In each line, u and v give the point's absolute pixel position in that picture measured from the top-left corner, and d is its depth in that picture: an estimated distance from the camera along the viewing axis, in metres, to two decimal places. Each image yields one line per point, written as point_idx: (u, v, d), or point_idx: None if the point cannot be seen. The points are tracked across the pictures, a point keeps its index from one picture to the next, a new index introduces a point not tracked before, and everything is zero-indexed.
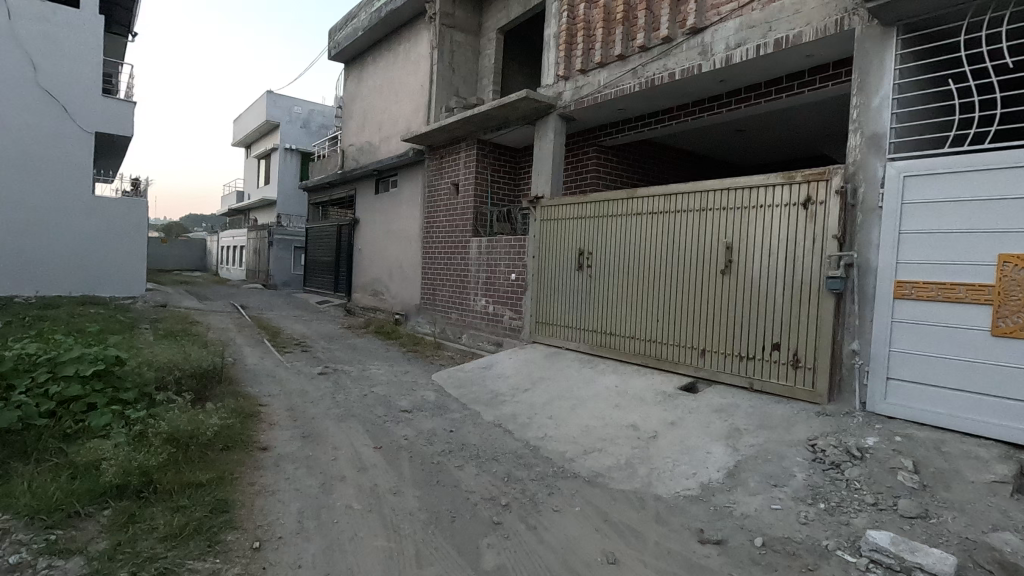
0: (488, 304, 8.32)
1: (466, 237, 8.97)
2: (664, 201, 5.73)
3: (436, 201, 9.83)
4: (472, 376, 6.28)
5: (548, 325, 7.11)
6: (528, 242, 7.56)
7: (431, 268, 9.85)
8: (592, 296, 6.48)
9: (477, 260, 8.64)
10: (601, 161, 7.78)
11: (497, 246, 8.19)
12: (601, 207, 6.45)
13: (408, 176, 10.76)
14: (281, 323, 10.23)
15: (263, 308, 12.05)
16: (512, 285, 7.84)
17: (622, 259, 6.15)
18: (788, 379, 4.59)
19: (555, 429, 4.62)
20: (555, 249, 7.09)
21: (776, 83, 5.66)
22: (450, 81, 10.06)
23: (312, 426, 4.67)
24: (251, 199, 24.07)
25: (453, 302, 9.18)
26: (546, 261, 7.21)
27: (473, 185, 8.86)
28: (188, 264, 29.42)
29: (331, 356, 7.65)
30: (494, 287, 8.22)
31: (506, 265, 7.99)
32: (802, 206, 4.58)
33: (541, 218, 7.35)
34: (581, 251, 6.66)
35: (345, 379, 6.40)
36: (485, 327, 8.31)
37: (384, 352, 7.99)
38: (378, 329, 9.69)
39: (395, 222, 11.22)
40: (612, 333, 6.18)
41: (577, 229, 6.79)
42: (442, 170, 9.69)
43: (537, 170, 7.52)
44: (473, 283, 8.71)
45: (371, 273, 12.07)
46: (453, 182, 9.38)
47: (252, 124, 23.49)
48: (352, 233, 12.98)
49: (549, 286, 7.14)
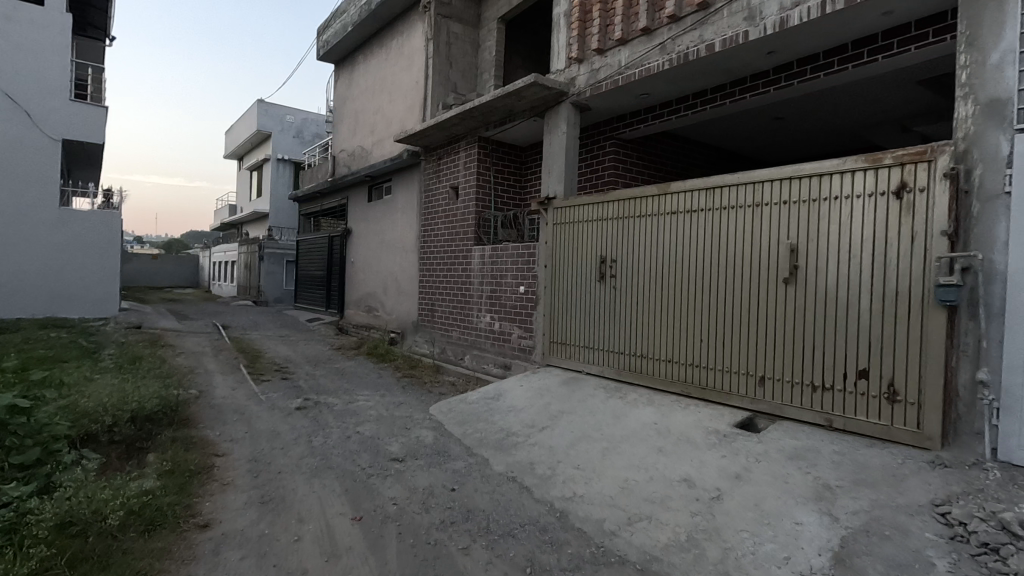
0: (494, 320, 7.34)
1: (467, 246, 8.02)
2: (706, 196, 4.76)
3: (433, 206, 8.88)
4: (477, 410, 5.27)
5: (565, 345, 6.13)
6: (539, 250, 6.59)
7: (429, 281, 8.90)
8: (618, 312, 5.51)
9: (480, 272, 7.70)
10: (619, 156, 6.83)
11: (503, 256, 7.24)
12: (626, 208, 5.50)
13: (403, 181, 9.82)
14: (264, 345, 9.25)
15: (247, 328, 11.06)
16: (521, 300, 6.87)
17: (653, 267, 5.19)
18: (883, 417, 3.59)
19: (586, 486, 3.62)
20: (571, 257, 6.12)
21: (839, 52, 4.71)
22: (447, 75, 9.17)
23: (276, 486, 3.68)
24: (244, 212, 23.24)
25: (454, 319, 8.21)
26: (561, 272, 6.25)
27: (475, 188, 7.92)
28: (181, 281, 28.63)
29: (314, 384, 6.65)
30: (500, 302, 7.26)
31: (514, 276, 7.03)
32: (893, 196, 3.61)
33: (553, 221, 6.39)
34: (603, 259, 5.70)
35: (327, 415, 5.39)
36: (491, 348, 7.32)
37: (375, 379, 6.98)
38: (370, 350, 8.69)
39: (390, 232, 10.26)
40: (643, 356, 5.20)
41: (596, 233, 5.83)
42: (439, 172, 8.76)
43: (547, 167, 6.58)
44: (476, 297, 7.76)
45: (364, 288, 11.10)
46: (452, 186, 8.45)
47: (244, 134, 22.72)
48: (344, 245, 12.03)
49: (565, 300, 6.17)
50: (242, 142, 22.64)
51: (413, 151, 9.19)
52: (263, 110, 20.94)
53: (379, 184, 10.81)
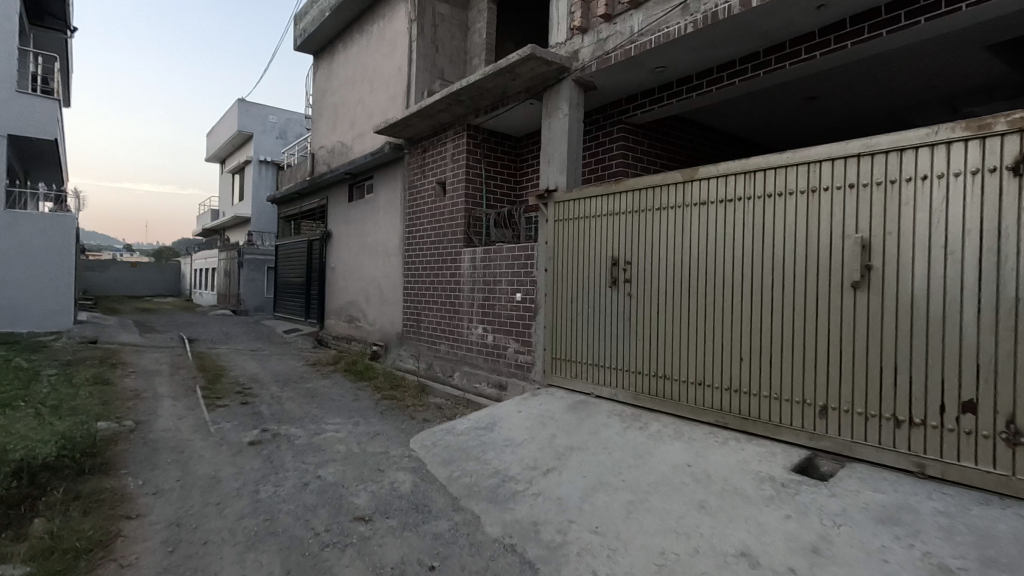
0: (487, 333, 6.46)
1: (456, 248, 7.13)
2: (744, 181, 3.88)
3: (418, 204, 8.00)
4: (466, 446, 4.36)
5: (569, 362, 5.23)
6: (538, 251, 5.71)
7: (415, 288, 8.01)
8: (634, 323, 4.62)
9: (470, 277, 6.82)
10: (629, 143, 5.97)
11: (496, 259, 6.36)
12: (643, 199, 4.61)
13: (386, 178, 8.92)
14: (231, 361, 8.28)
15: (217, 341, 10.10)
16: (517, 308, 5.99)
17: (677, 270, 4.30)
18: (998, 465, 2.71)
19: (610, 563, 2.72)
20: (575, 258, 5.23)
21: (907, 3, 3.87)
22: (434, 60, 8.28)
23: (195, 567, 2.75)
24: (225, 217, 22.25)
25: (442, 330, 7.32)
26: (563, 277, 5.36)
27: (464, 181, 7.04)
28: (162, 290, 27.58)
29: (278, 409, 5.72)
30: (494, 311, 6.37)
31: (509, 281, 6.14)
32: (1008, 173, 2.74)
33: (554, 217, 5.51)
34: (614, 261, 4.81)
35: (285, 452, 4.46)
36: (483, 364, 6.43)
37: (350, 403, 6.06)
38: (348, 367, 7.76)
39: (372, 234, 9.35)
40: (667, 377, 4.31)
41: (606, 230, 4.93)
42: (425, 166, 7.88)
43: (547, 155, 5.69)
44: (467, 305, 6.87)
45: (345, 296, 10.18)
46: (439, 181, 7.58)
47: (224, 136, 21.74)
48: (323, 249, 11.10)
49: (568, 309, 5.27)
50: (223, 144, 21.67)
51: (395, 144, 8.29)
52: (244, 109, 20.03)
53: (361, 182, 9.90)
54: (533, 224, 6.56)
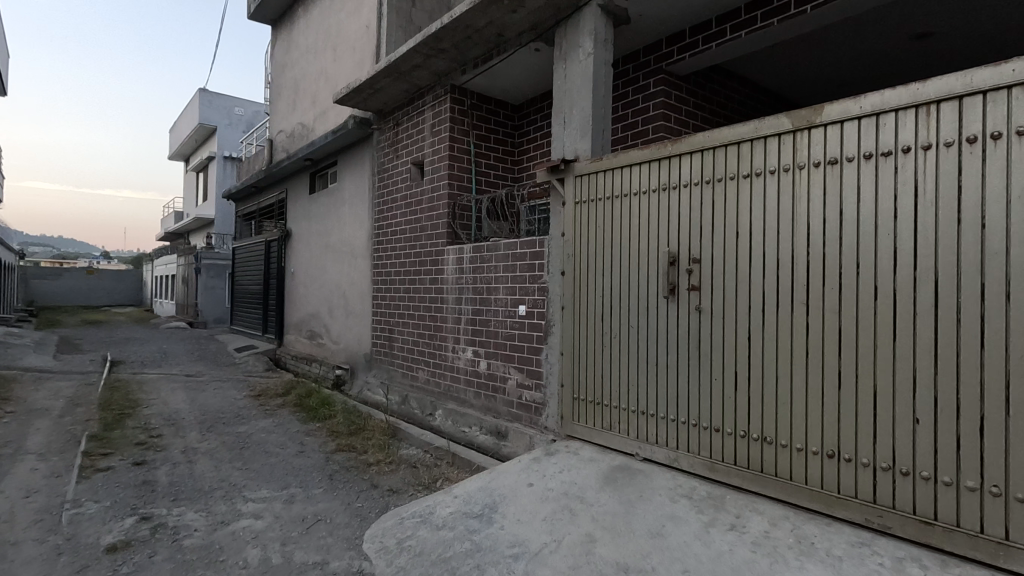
0: (479, 358, 4.87)
1: (438, 246, 5.52)
2: (918, 118, 2.29)
3: (390, 192, 6.39)
4: (449, 556, 2.72)
5: (600, 407, 3.62)
6: (551, 247, 4.10)
7: (387, 298, 6.38)
8: (705, 354, 3.03)
9: (457, 284, 5.23)
10: (670, 100, 4.39)
11: (491, 259, 4.77)
12: (718, 161, 3.00)
13: (351, 163, 7.28)
14: (153, 392, 6.54)
15: (148, 362, 8.33)
16: (521, 325, 4.40)
17: (782, 271, 2.70)
18: None
19: None
20: (607, 254, 3.61)
21: None
22: (409, 14, 6.67)
23: None
24: (187, 219, 20.38)
25: (421, 355, 5.70)
26: (589, 282, 3.74)
27: (446, 159, 5.44)
28: (122, 298, 25.55)
29: (184, 474, 4.04)
30: (489, 329, 4.77)
31: (508, 288, 4.54)
32: None
33: (575, 199, 3.89)
34: (671, 260, 3.21)
35: (159, 566, 2.80)
36: (476, 400, 4.84)
37: (288, 458, 4.39)
38: (299, 399, 6.08)
39: (336, 232, 7.69)
40: (768, 442, 2.73)
41: (654, 213, 3.33)
42: (398, 144, 6.26)
43: (562, 113, 4.09)
44: (452, 321, 5.26)
45: (306, 307, 8.50)
46: (416, 161, 5.97)
47: (186, 130, 19.88)
48: (282, 251, 9.41)
49: (597, 328, 3.67)
50: (186, 139, 19.83)
51: (360, 118, 6.65)
52: (207, 101, 18.27)
53: (324, 169, 8.25)
54: (537, 213, 4.97)
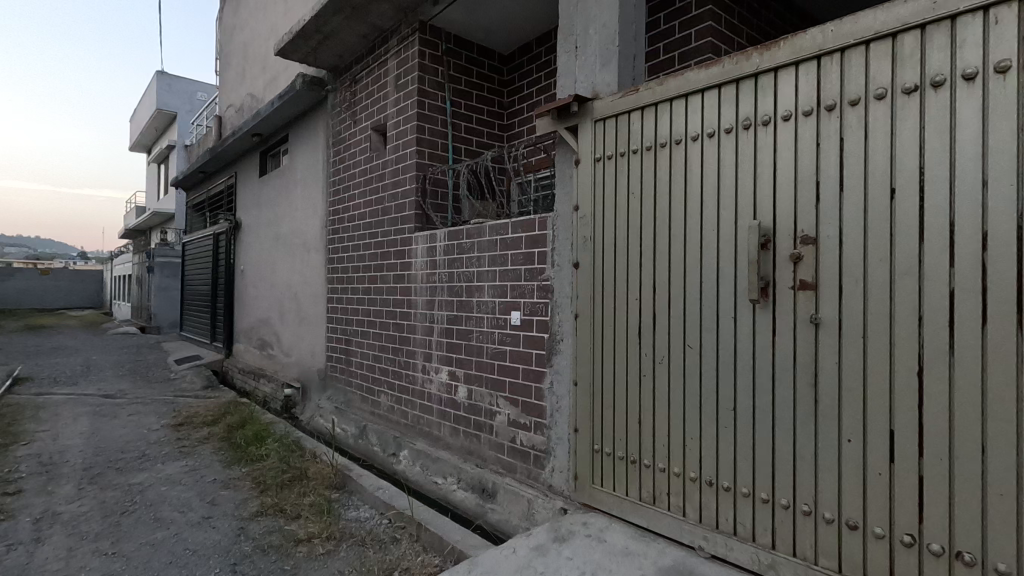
0: (457, 382, 3.62)
1: (404, 234, 4.25)
2: None
3: (347, 167, 5.11)
4: None
5: (636, 468, 2.38)
6: (559, 229, 2.86)
7: (343, 302, 5.09)
8: (830, 397, 1.80)
9: (428, 284, 3.97)
10: (719, 26, 3.15)
11: (474, 249, 3.53)
12: (854, 71, 1.76)
13: (304, 136, 5.97)
14: (47, 421, 5.16)
15: (61, 379, 6.89)
16: (515, 340, 3.17)
17: (1000, 255, 1.48)
18: None
19: None
20: (647, 234, 2.36)
21: None
22: None
23: None
24: (146, 215, 18.78)
25: (384, 375, 4.44)
26: (616, 278, 2.49)
27: (414, 120, 4.18)
28: (80, 301, 23.82)
29: (12, 567, 2.70)
30: (471, 344, 3.53)
31: (499, 288, 3.31)
32: None
33: (594, 154, 2.62)
34: (761, 240, 1.98)
35: None
36: (454, 439, 3.60)
37: (182, 532, 3.07)
38: (229, 428, 4.73)
39: (287, 220, 6.38)
40: (970, 563, 1.51)
41: (728, 169, 2.09)
42: (355, 106, 4.98)
43: (573, 34, 2.82)
44: (422, 331, 4.00)
45: (256, 311, 7.14)
46: (377, 127, 4.69)
47: (145, 118, 18.30)
48: (232, 246, 8.03)
49: (629, 347, 2.43)
50: (144, 128, 18.25)
51: (311, 77, 5.34)
52: (165, 84, 16.69)
53: (276, 147, 6.92)
54: (533, 187, 3.72)
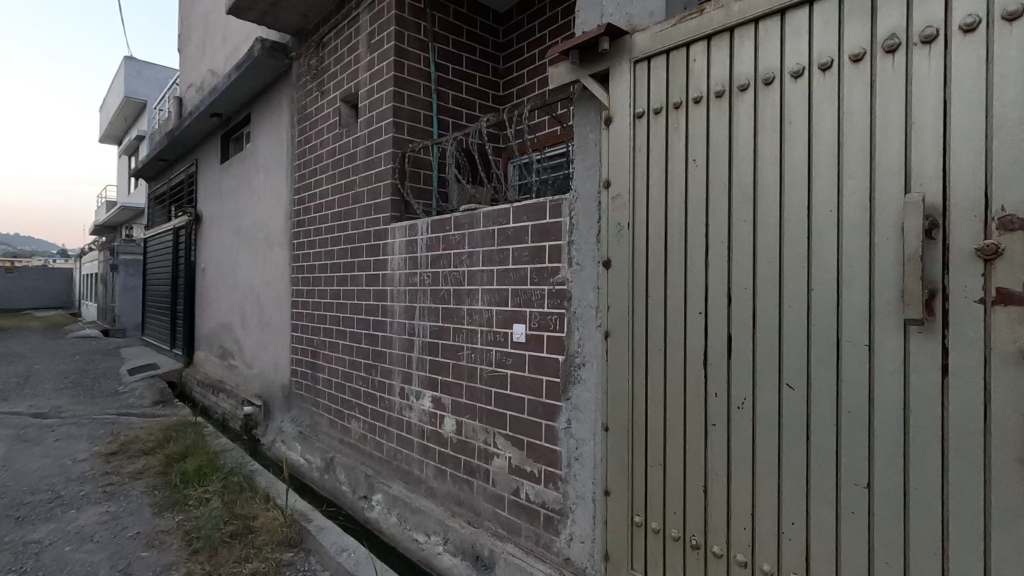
0: (443, 412, 2.88)
1: (379, 225, 3.49)
2: None
3: (313, 148, 4.33)
4: None
5: (702, 559, 1.65)
6: (580, 218, 2.13)
7: (309, 306, 4.31)
8: None
9: (407, 287, 3.22)
10: None
11: (464, 244, 2.79)
12: None
13: (266, 114, 5.18)
14: None
15: None
16: (518, 362, 2.44)
17: None
18: None
19: None
20: (718, 220, 1.63)
21: None
22: None
23: None
24: (115, 211, 17.74)
25: (355, 397, 3.68)
26: (669, 282, 1.75)
27: (390, 86, 3.42)
28: (48, 301, 22.71)
29: None
30: (459, 364, 2.79)
31: (495, 295, 2.58)
32: None
33: (632, 109, 1.87)
34: (925, 227, 1.25)
35: None
36: (439, 483, 2.87)
37: None
38: (168, 460, 3.91)
39: (249, 212, 5.57)
40: None
41: (858, 117, 1.36)
42: (322, 74, 4.20)
43: None
44: (400, 346, 3.25)
45: (217, 315, 6.33)
46: (347, 98, 3.92)
47: (113, 107, 17.28)
48: (192, 242, 7.19)
49: (688, 381, 1.70)
50: (113, 118, 17.25)
51: (271, 43, 4.55)
52: (134, 70, 15.75)
53: (238, 129, 6.11)
54: (548, 165, 2.98)
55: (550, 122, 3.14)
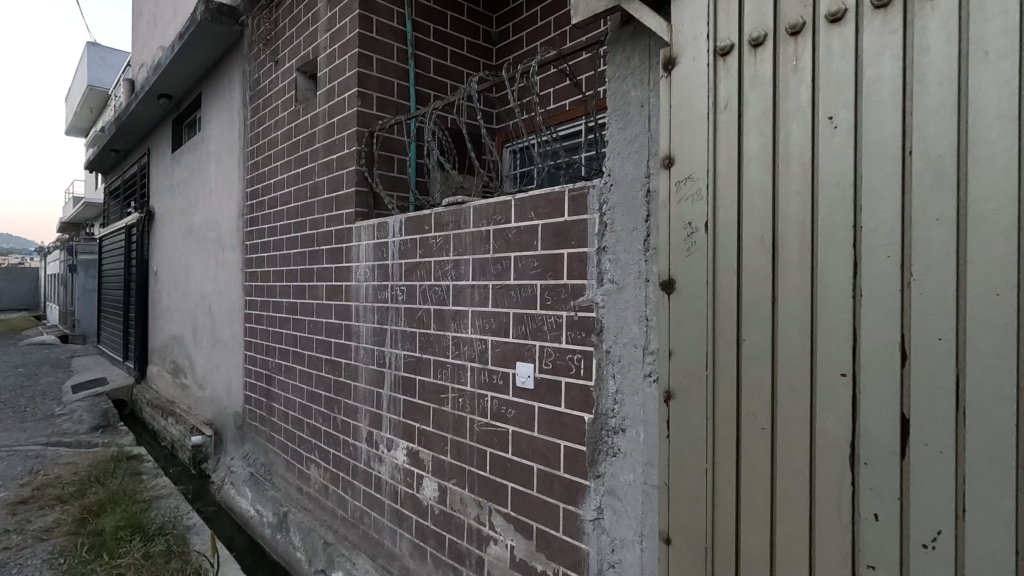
0: (422, 472, 2.19)
1: (340, 224, 2.78)
2: None
3: (267, 131, 3.60)
4: None
5: None
6: (622, 218, 1.46)
7: (264, 321, 3.58)
8: None
9: (375, 304, 2.52)
10: None
11: (448, 249, 2.10)
12: None
13: (217, 93, 4.42)
14: None
15: None
16: (523, 417, 1.76)
17: None
18: None
19: None
20: (881, 219, 0.95)
21: None
22: None
23: None
24: (80, 208, 16.77)
25: (315, 438, 2.97)
26: (783, 321, 1.07)
27: (354, 47, 2.71)
28: (13, 303, 21.64)
29: None
30: (440, 410, 2.10)
31: (490, 321, 1.89)
32: None
33: (714, 43, 1.18)
34: None
35: None
36: (418, 567, 2.18)
37: None
38: (81, 517, 3.14)
39: (200, 208, 4.81)
40: None
41: None
42: (277, 41, 3.48)
43: None
44: (367, 379, 2.55)
45: (169, 325, 5.56)
46: (304, 67, 3.20)
47: (77, 98, 16.30)
48: (145, 241, 6.40)
49: (820, 485, 1.02)
50: (77, 109, 16.29)
51: (217, 5, 3.80)
52: (98, 57, 14.83)
53: (191, 113, 5.34)
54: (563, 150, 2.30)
55: (566, 98, 2.49)
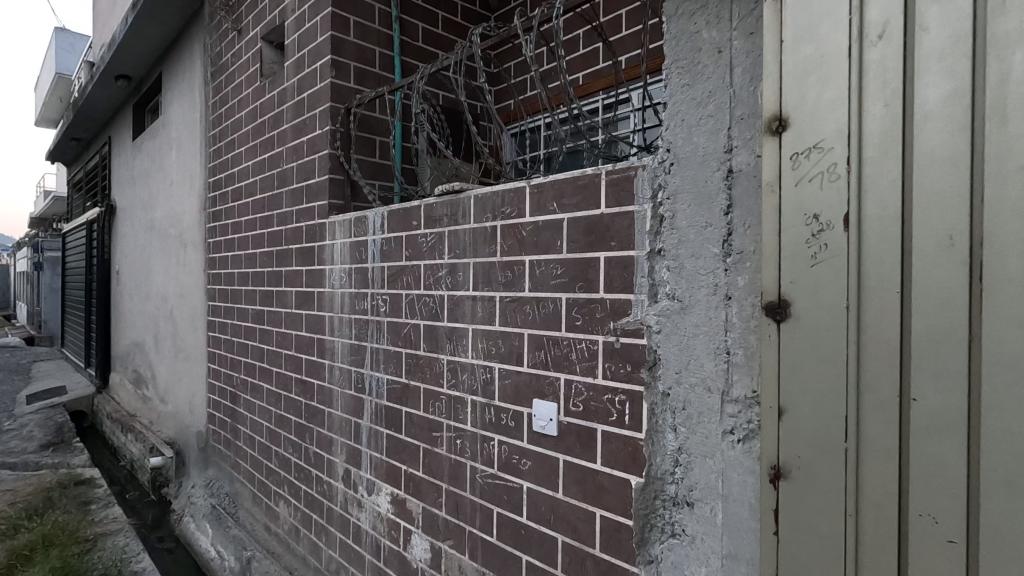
0: (410, 526, 1.77)
1: (311, 218, 2.34)
2: None
3: (230, 112, 3.13)
4: None
5: None
6: (691, 211, 1.04)
7: (228, 330, 3.12)
8: None
9: (353, 316, 2.09)
10: None
11: (442, 250, 1.67)
12: None
13: (178, 71, 3.93)
14: None
15: None
16: (543, 472, 1.34)
17: None
18: None
19: None
20: None
21: None
22: None
23: None
24: (50, 203, 16.05)
25: (285, 470, 2.54)
26: (990, 375, 0.67)
27: (327, 7, 2.26)
28: None
29: None
30: (433, 452, 1.68)
31: (497, 345, 1.47)
32: None
33: None
34: None
35: None
36: None
37: None
38: (7, 564, 2.67)
39: (161, 201, 4.32)
40: None
41: None
42: (240, 7, 3.01)
43: None
44: (343, 406, 2.12)
45: (131, 331, 5.07)
46: (271, 36, 2.74)
47: (46, 87, 15.56)
48: (106, 238, 5.87)
49: None
50: (46, 100, 15.56)
51: None
52: (67, 44, 14.12)
53: (153, 96, 4.82)
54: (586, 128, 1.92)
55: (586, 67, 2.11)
